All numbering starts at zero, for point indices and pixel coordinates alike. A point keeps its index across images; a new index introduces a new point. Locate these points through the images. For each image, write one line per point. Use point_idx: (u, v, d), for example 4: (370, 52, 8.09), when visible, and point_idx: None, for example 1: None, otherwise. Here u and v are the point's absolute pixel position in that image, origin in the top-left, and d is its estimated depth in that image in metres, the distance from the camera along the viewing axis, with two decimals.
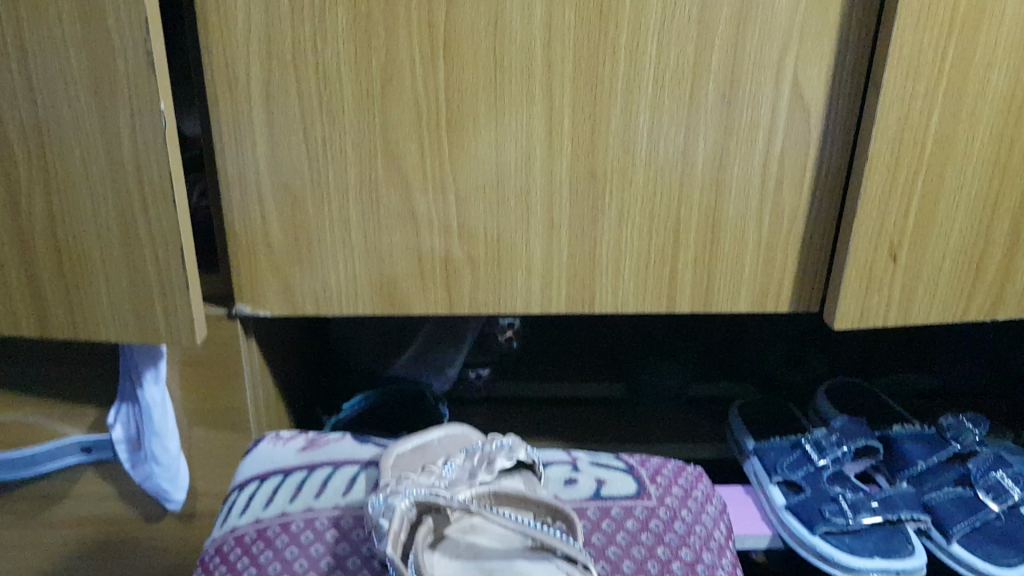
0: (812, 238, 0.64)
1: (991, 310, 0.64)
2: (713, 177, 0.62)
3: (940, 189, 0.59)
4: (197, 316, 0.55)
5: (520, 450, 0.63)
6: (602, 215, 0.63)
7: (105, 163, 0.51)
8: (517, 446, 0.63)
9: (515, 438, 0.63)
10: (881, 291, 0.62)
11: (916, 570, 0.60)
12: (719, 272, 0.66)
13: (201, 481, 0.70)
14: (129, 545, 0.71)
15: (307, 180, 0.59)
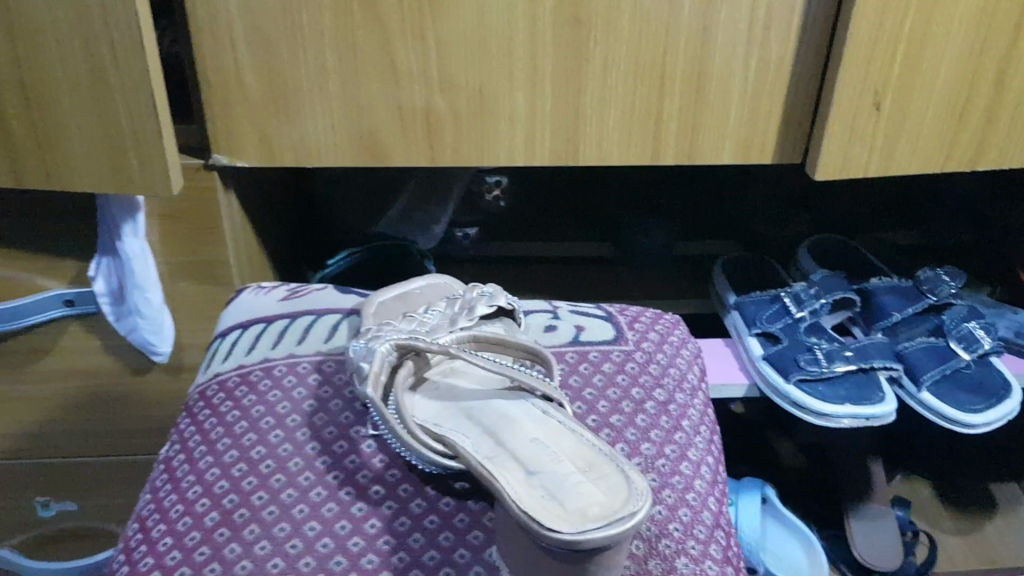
0: (797, 87, 0.64)
1: (972, 158, 0.67)
2: (700, 24, 0.60)
3: (926, 38, 0.59)
4: (171, 163, 0.58)
5: (503, 298, 0.62)
6: (586, 64, 0.61)
7: (70, 10, 0.52)
8: (498, 294, 0.62)
9: (497, 287, 0.62)
10: (863, 140, 0.64)
11: (883, 415, 0.71)
12: (704, 122, 0.65)
13: (189, 326, 0.73)
14: (126, 388, 0.75)
15: (282, 28, 0.58)
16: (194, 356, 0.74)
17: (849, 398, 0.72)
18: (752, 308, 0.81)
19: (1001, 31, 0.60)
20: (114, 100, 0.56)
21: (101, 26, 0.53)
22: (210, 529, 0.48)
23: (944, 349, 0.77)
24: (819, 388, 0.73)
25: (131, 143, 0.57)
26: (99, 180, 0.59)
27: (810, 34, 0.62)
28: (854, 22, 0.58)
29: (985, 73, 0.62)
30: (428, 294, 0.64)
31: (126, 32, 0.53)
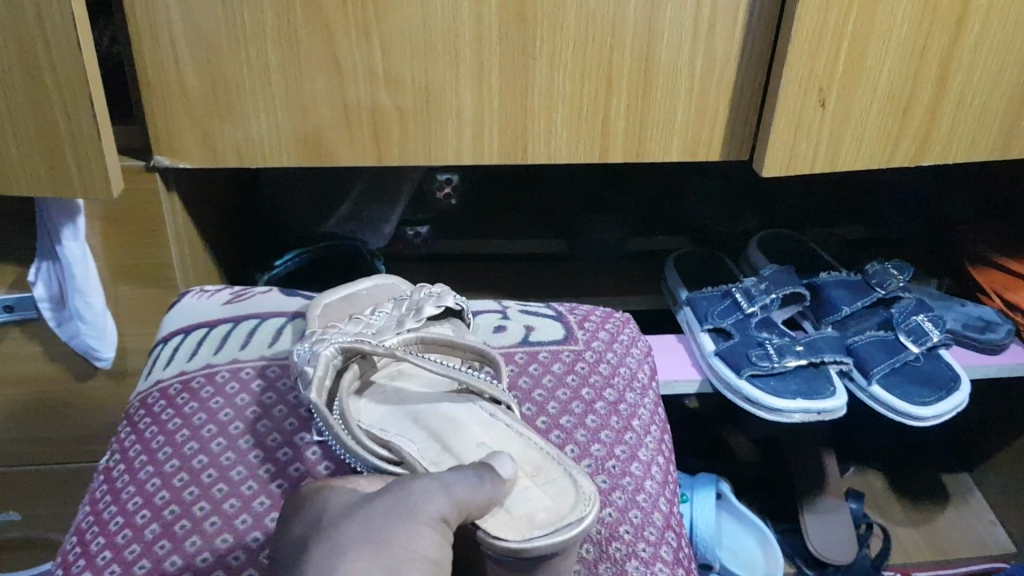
0: (744, 84, 0.64)
1: (916, 154, 0.67)
2: (646, 21, 0.60)
3: (869, 35, 0.60)
4: (111, 167, 0.57)
5: (449, 296, 0.62)
6: (533, 62, 0.61)
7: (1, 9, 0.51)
8: (446, 294, 0.61)
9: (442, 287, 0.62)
10: (809, 138, 0.65)
11: (833, 409, 0.72)
12: (651, 120, 0.66)
13: (133, 330, 0.72)
14: (69, 393, 0.73)
15: (221, 26, 0.57)
16: (140, 360, 0.73)
17: (800, 393, 0.72)
18: (704, 305, 0.81)
19: (942, 28, 0.61)
20: (51, 101, 0.54)
21: (35, 26, 0.51)
22: (150, 543, 0.48)
23: (893, 343, 0.78)
24: (770, 383, 0.73)
25: (68, 145, 0.56)
26: (36, 183, 0.58)
27: (755, 31, 0.62)
28: (799, 19, 0.58)
29: (927, 70, 0.63)
30: (375, 296, 0.63)
31: (62, 31, 0.51)
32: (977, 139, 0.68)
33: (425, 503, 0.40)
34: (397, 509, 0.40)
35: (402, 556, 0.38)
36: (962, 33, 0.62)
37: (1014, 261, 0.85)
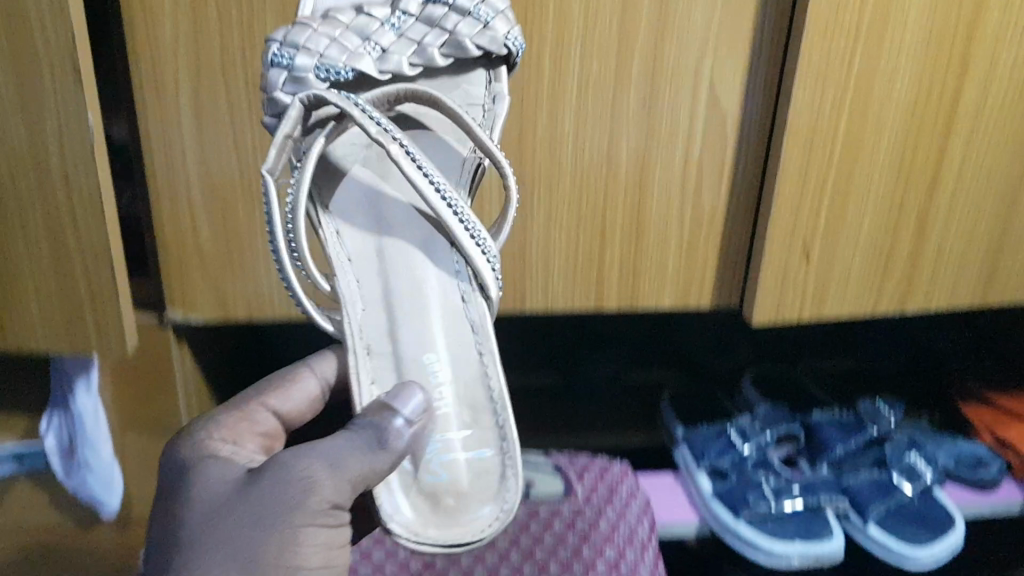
0: (732, 238, 0.68)
1: (900, 303, 0.70)
2: (637, 179, 0.64)
3: (846, 191, 0.64)
4: (127, 320, 0.60)
5: (502, 39, 0.56)
6: (531, 218, 0.65)
7: (33, 172, 0.55)
8: (501, 24, 0.56)
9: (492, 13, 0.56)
10: (796, 289, 0.67)
11: (834, 554, 0.74)
12: (644, 271, 0.69)
13: (137, 476, 0.73)
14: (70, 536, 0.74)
15: (238, 188, 0.61)
16: (142, 504, 0.74)
17: (798, 535, 0.74)
18: (700, 442, 0.82)
19: (917, 186, 0.65)
20: (72, 259, 0.58)
21: (62, 188, 0.56)
22: None
23: (888, 482, 0.79)
24: (768, 527, 0.75)
25: (86, 298, 0.59)
26: (53, 334, 0.60)
27: (740, 188, 0.66)
28: (780, 178, 0.62)
29: (905, 224, 0.66)
30: None
31: (88, 194, 0.56)
32: (958, 287, 0.70)
33: (308, 484, 0.43)
34: (275, 499, 0.43)
35: (263, 560, 0.41)
36: (936, 191, 0.65)
37: (1007, 401, 0.86)
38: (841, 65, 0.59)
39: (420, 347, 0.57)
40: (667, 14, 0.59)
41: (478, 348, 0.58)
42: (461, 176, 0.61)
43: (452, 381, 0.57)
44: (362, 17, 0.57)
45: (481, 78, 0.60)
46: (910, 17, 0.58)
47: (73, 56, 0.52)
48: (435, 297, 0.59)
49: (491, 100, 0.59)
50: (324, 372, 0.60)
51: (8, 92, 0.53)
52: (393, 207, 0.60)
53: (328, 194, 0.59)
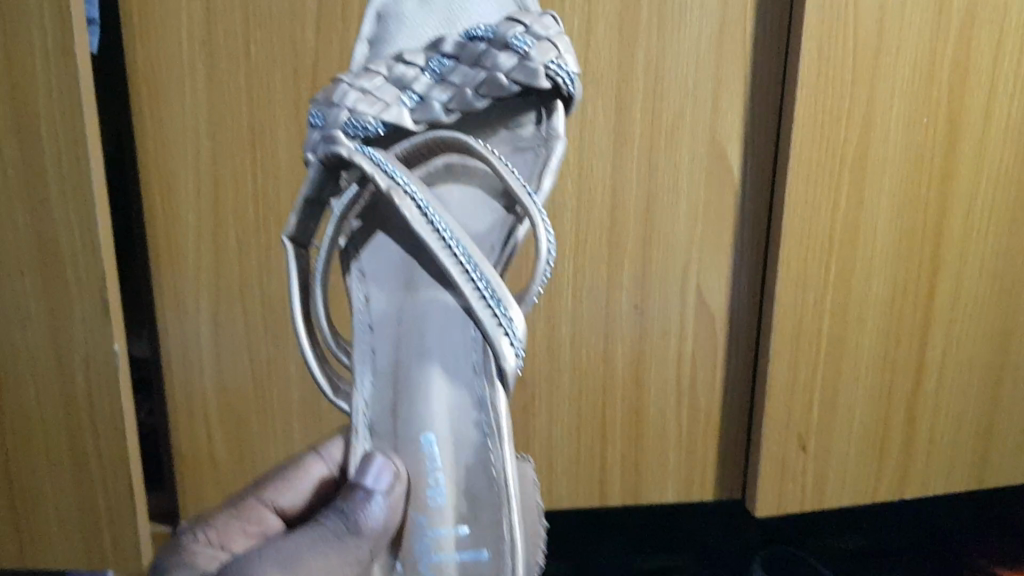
0: (728, 428, 0.70)
1: (899, 489, 0.71)
2: (634, 379, 0.67)
3: (836, 384, 0.67)
4: (142, 533, 0.62)
5: (542, 73, 0.48)
6: (533, 418, 0.67)
7: (60, 394, 0.58)
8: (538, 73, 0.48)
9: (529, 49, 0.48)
10: (795, 479, 0.69)
11: None
12: (646, 466, 0.70)
13: None
14: None
15: (253, 401, 0.64)
16: None
17: None
18: None
19: (903, 375, 0.68)
20: (92, 478, 0.60)
21: (86, 409, 0.59)
22: None
23: None
24: None
25: (104, 513, 0.61)
26: (70, 547, 0.62)
27: (733, 383, 0.69)
28: (770, 374, 0.65)
29: (896, 412, 0.69)
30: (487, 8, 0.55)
31: (109, 416, 0.59)
32: (953, 470, 0.72)
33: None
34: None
35: None
36: (922, 380, 0.68)
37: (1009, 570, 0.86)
38: (819, 269, 0.63)
39: (417, 428, 0.46)
40: (654, 226, 0.63)
41: (483, 426, 0.46)
42: (492, 240, 0.50)
43: (455, 466, 0.46)
44: (400, 66, 0.51)
45: (532, 121, 0.52)
46: (880, 223, 0.63)
47: (103, 291, 0.56)
48: (439, 376, 0.47)
49: (546, 146, 0.50)
50: (332, 456, 0.50)
51: (40, 321, 0.57)
52: (421, 281, 0.49)
53: (369, 265, 0.50)
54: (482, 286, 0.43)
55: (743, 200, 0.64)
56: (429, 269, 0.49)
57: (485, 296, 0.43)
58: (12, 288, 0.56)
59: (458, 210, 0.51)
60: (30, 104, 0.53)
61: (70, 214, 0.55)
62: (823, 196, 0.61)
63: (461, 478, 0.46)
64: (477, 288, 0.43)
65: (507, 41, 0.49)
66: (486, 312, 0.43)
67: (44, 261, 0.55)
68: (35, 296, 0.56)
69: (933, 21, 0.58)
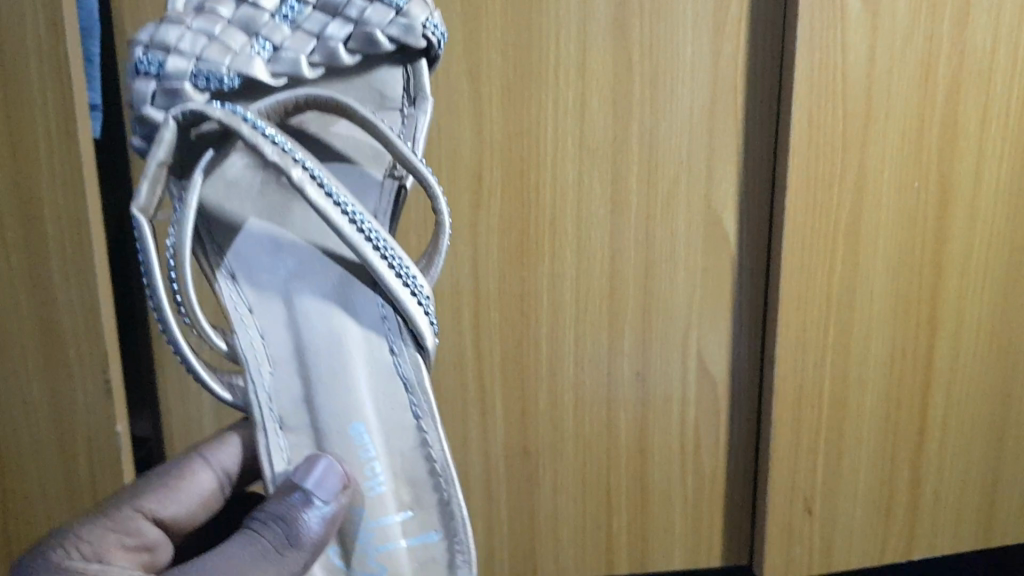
0: (733, 493, 0.70)
1: (906, 550, 0.71)
2: (637, 445, 0.67)
3: (840, 446, 0.67)
4: None
5: (421, 32, 0.41)
6: (538, 488, 0.67)
7: (62, 478, 0.58)
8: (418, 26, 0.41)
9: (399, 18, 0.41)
10: (802, 543, 0.69)
11: None
12: (652, 533, 0.70)
13: None
14: None
15: None
16: None
17: None
18: None
19: (906, 435, 0.68)
20: None
21: (89, 492, 0.58)
22: None
23: None
24: None
25: None
26: None
27: (735, 445, 0.69)
28: (774, 438, 0.65)
29: (900, 472, 0.69)
30: None
31: None
32: (960, 529, 0.71)
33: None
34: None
35: None
36: (925, 440, 0.68)
37: None
38: (819, 332, 0.63)
39: (345, 419, 0.41)
40: (653, 294, 0.63)
41: (414, 408, 0.41)
42: (377, 205, 0.43)
43: (389, 453, 0.41)
44: (245, 8, 0.40)
45: (398, 78, 0.44)
46: (875, 285, 0.63)
47: (105, 371, 0.56)
48: (350, 348, 0.41)
49: (413, 107, 0.43)
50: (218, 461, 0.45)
51: (42, 406, 0.56)
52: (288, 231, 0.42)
53: (231, 253, 0.41)
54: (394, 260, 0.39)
55: (740, 265, 0.64)
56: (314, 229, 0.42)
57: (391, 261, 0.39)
58: (15, 373, 0.56)
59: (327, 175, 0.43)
60: (34, 186, 0.53)
61: (72, 295, 0.55)
62: (820, 260, 0.62)
63: (400, 462, 0.41)
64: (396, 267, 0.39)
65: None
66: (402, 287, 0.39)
67: (48, 346, 0.55)
68: (38, 381, 0.56)
69: (919, 88, 0.60)
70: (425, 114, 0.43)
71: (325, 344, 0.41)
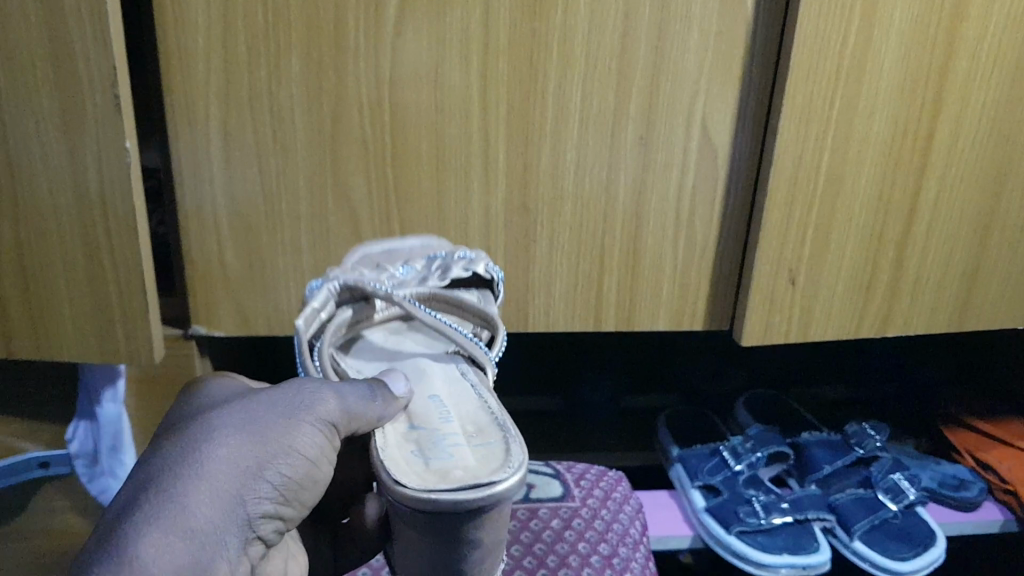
0: (721, 262, 0.73)
1: (880, 328, 0.74)
2: (633, 208, 0.69)
3: (830, 222, 0.68)
4: (154, 332, 0.64)
5: (429, 258, 0.66)
6: (535, 243, 0.69)
7: (73, 194, 0.59)
8: (477, 260, 0.66)
9: (480, 255, 0.66)
10: (782, 312, 0.72)
11: (821, 563, 0.81)
12: (640, 295, 0.73)
13: None
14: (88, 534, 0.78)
15: (261, 212, 0.65)
16: None
17: (786, 549, 0.81)
18: (694, 461, 0.90)
19: (896, 215, 0.69)
20: (107, 284, 0.62)
21: (98, 207, 0.60)
22: None
23: (873, 500, 0.86)
24: (758, 539, 0.82)
25: (118, 313, 0.63)
26: (85, 344, 0.64)
27: (729, 219, 0.71)
28: (767, 208, 0.67)
29: (886, 253, 0.71)
30: (421, 251, 0.67)
31: (122, 215, 0.60)
32: (936, 311, 0.75)
33: (310, 404, 0.51)
34: (285, 403, 0.51)
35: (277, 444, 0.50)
36: (914, 222, 0.70)
37: (985, 423, 0.95)
38: (824, 104, 0.64)
39: (434, 424, 0.53)
40: (664, 54, 0.63)
41: (478, 392, 0.56)
42: (439, 343, 0.63)
43: (466, 428, 0.52)
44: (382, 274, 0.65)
45: (418, 267, 0.66)
46: (887, 62, 0.63)
47: (114, 88, 0.56)
48: (455, 424, 0.52)
49: (424, 274, 0.66)
50: (342, 390, 0.51)
51: (51, 117, 0.57)
52: (378, 342, 0.63)
53: (353, 352, 0.62)
54: (471, 337, 0.59)
55: (755, 32, 0.64)
56: (388, 356, 0.61)
57: (471, 338, 0.59)
58: (23, 83, 0.56)
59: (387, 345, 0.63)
60: None
61: (81, 5, 0.54)
62: (833, 31, 0.61)
63: (487, 412, 0.54)
64: (470, 338, 0.59)
65: (458, 252, 0.66)
66: (463, 337, 0.59)
67: (56, 58, 0.55)
68: (46, 91, 0.56)
69: None
70: (423, 268, 0.66)
71: (424, 457, 0.48)
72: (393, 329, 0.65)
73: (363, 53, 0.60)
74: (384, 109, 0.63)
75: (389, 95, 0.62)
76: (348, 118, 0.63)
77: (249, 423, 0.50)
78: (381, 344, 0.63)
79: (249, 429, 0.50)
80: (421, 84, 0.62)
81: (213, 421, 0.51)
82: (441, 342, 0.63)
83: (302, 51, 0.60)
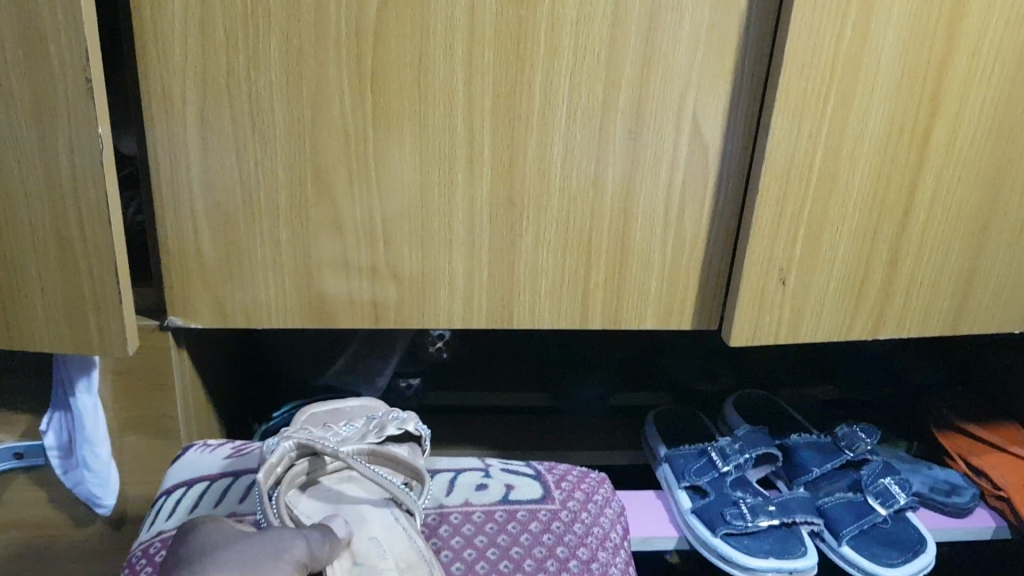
0: (711, 260, 0.71)
1: (872, 330, 0.73)
2: (622, 204, 0.67)
3: (823, 222, 0.67)
4: (127, 323, 0.63)
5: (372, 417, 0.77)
6: (519, 238, 0.68)
7: (44, 180, 0.58)
8: (408, 420, 0.76)
9: (411, 415, 0.77)
10: (772, 312, 0.70)
11: (806, 568, 0.79)
12: (627, 293, 0.71)
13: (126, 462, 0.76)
14: (63, 524, 0.77)
15: (239, 201, 0.64)
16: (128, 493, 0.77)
17: (771, 552, 0.79)
18: (681, 462, 0.88)
19: (891, 215, 0.68)
20: (79, 273, 0.61)
21: (70, 194, 0.58)
22: None
23: (863, 504, 0.84)
24: (742, 542, 0.80)
25: (91, 302, 0.62)
26: (57, 333, 0.63)
27: (719, 216, 0.69)
28: (758, 206, 0.65)
29: (880, 253, 0.69)
30: (363, 408, 0.81)
31: (94, 202, 0.58)
32: (929, 313, 0.73)
33: (287, 550, 0.55)
34: (270, 548, 0.54)
35: None
36: (908, 223, 0.69)
37: (979, 428, 0.93)
38: (819, 100, 0.62)
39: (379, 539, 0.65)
40: (654, 46, 0.62)
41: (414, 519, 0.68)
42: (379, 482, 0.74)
43: (402, 561, 0.63)
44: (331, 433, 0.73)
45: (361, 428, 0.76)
46: (883, 57, 0.61)
47: (86, 70, 0.55)
48: None
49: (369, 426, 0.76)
50: (309, 538, 0.57)
51: (21, 100, 0.55)
52: (323, 492, 0.70)
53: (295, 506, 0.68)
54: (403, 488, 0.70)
55: (749, 26, 0.62)
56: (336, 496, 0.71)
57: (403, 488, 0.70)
58: None
59: (331, 496, 0.70)
60: None
61: None
62: (829, 25, 0.59)
63: (415, 551, 0.64)
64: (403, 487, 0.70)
65: (394, 417, 0.76)
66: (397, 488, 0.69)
67: (26, 39, 0.54)
68: (16, 73, 0.55)
69: None
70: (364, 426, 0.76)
71: None
72: (340, 478, 0.73)
73: (344, 40, 0.59)
74: (366, 98, 0.61)
75: (371, 83, 0.60)
76: (328, 107, 0.61)
77: (243, 562, 0.52)
78: (324, 496, 0.70)
79: (247, 564, 0.52)
80: (404, 72, 0.60)
81: (213, 560, 0.52)
82: (380, 491, 0.71)
83: (281, 37, 0.58)
